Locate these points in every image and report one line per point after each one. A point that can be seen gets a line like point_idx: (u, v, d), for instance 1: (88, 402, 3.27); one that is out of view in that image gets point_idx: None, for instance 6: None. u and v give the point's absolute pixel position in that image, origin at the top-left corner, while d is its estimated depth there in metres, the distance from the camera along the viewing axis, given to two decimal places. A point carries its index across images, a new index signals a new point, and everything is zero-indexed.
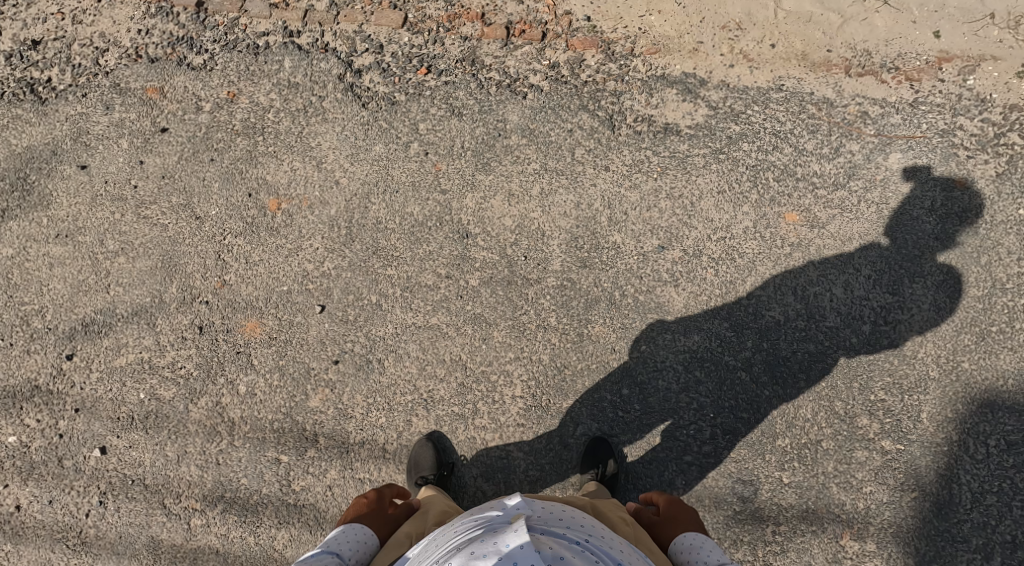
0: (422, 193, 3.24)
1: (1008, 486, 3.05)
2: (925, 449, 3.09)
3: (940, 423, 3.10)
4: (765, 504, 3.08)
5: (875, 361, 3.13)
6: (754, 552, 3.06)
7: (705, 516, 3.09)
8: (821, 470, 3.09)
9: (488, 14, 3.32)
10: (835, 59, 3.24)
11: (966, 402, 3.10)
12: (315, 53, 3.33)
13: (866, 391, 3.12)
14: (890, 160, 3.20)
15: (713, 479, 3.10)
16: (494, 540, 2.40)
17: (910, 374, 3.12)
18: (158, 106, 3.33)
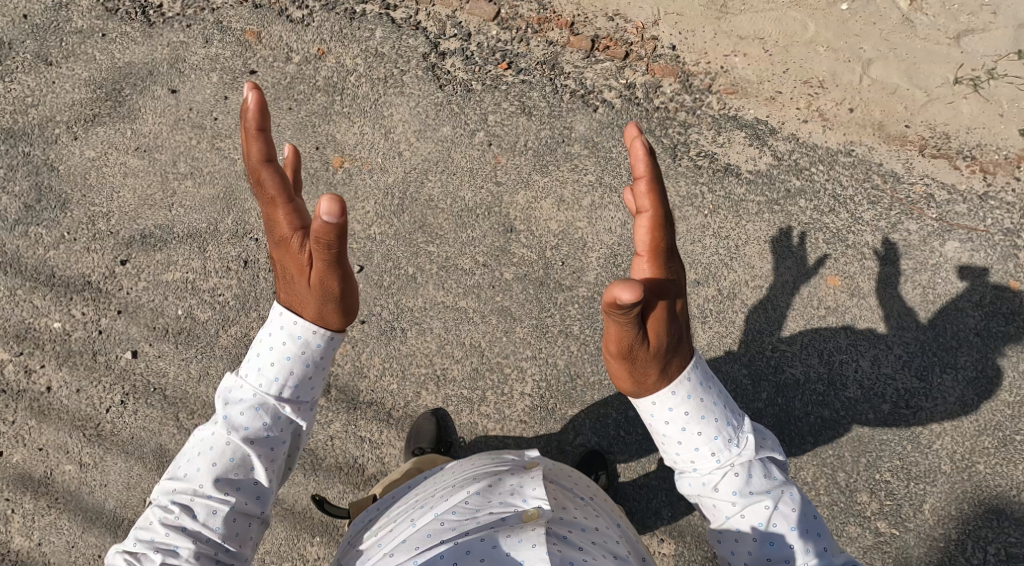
0: (478, 181, 3.33)
1: None
2: (921, 540, 2.96)
3: (942, 518, 2.97)
4: None
5: (887, 442, 3.03)
6: None
7: (684, 551, 3.09)
8: None
9: (577, 24, 3.38)
10: (912, 136, 3.18)
11: (973, 503, 2.97)
12: (406, 29, 3.44)
13: (872, 468, 3.02)
14: (946, 247, 3.12)
15: (699, 517, 3.10)
16: (511, 477, 2.46)
17: (920, 463, 3.01)
18: (252, 49, 3.50)
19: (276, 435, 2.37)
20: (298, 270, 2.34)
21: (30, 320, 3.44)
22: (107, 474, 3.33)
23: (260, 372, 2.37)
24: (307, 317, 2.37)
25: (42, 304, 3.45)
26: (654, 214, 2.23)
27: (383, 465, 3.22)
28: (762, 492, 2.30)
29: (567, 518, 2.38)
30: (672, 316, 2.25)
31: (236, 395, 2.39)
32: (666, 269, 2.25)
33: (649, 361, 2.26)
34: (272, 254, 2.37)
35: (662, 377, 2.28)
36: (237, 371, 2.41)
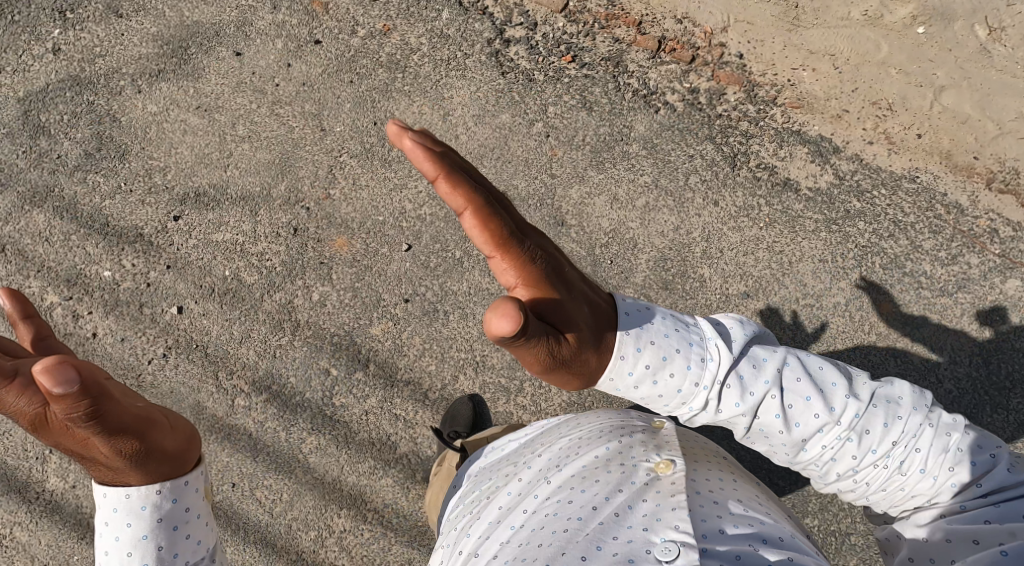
0: (532, 171, 3.31)
1: None
2: None
3: None
4: None
5: None
6: None
7: None
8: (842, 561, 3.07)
9: (645, 24, 3.32)
10: (980, 167, 3.11)
11: None
12: (473, 13, 3.41)
13: None
14: (1006, 285, 3.08)
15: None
16: (639, 434, 2.38)
17: None
18: (318, 19, 3.50)
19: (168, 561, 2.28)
20: (76, 440, 2.15)
21: (81, 267, 3.48)
22: None
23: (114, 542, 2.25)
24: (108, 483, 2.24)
25: (94, 251, 3.48)
26: (474, 207, 2.11)
27: (416, 445, 3.28)
28: (759, 389, 2.22)
29: (698, 475, 2.30)
30: (562, 301, 2.18)
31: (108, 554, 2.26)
32: (522, 252, 2.15)
33: (578, 353, 2.18)
34: (43, 440, 2.15)
35: (599, 357, 2.21)
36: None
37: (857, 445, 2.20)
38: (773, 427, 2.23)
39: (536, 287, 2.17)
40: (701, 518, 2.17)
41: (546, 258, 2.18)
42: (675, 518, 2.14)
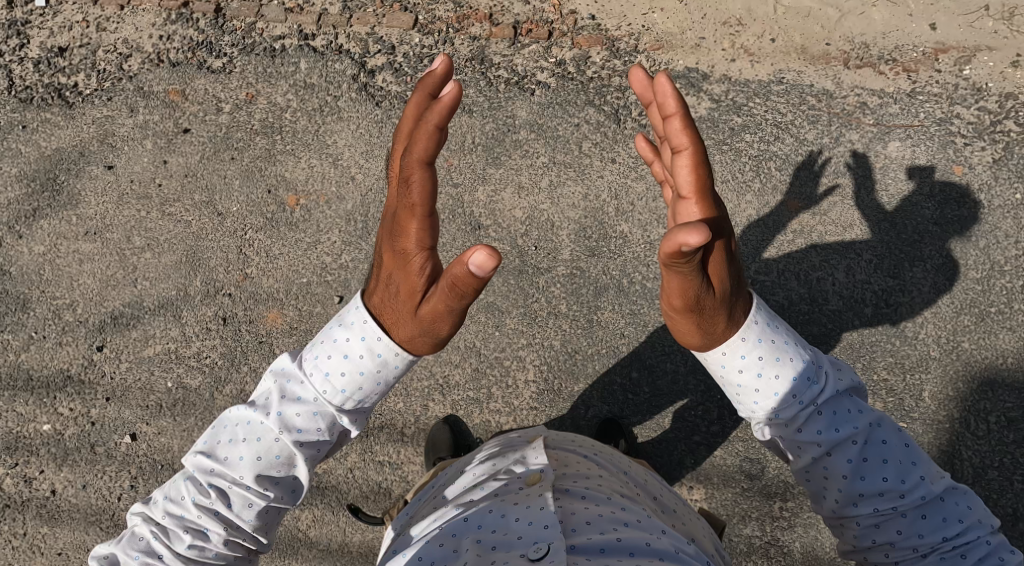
0: (436, 187, 3.37)
1: (1008, 461, 3.00)
2: (928, 426, 3.06)
3: (942, 401, 3.07)
4: (772, 481, 3.07)
5: (878, 343, 3.12)
6: (761, 528, 3.04)
7: (715, 493, 3.08)
8: None
9: (496, 14, 3.43)
10: (834, 52, 3.29)
11: (966, 381, 3.07)
12: (329, 55, 3.46)
13: (868, 372, 3.10)
14: (888, 149, 3.23)
15: (721, 457, 3.10)
16: (511, 459, 2.44)
17: (912, 354, 3.10)
18: (179, 108, 3.47)
19: (211, 514, 2.27)
20: (407, 290, 2.16)
21: (18, 429, 3.33)
22: None
23: (333, 373, 2.26)
24: (399, 342, 2.23)
25: (26, 410, 3.34)
26: (693, 149, 2.09)
27: (408, 484, 3.22)
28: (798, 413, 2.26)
29: (570, 477, 2.36)
30: (722, 236, 2.15)
31: (296, 386, 2.29)
32: (711, 200, 2.14)
33: (717, 308, 2.18)
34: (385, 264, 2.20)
35: (731, 322, 2.22)
36: (338, 322, 2.29)
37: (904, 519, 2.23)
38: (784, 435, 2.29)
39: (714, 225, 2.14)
40: (567, 513, 2.23)
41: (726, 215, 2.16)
42: (542, 520, 2.20)
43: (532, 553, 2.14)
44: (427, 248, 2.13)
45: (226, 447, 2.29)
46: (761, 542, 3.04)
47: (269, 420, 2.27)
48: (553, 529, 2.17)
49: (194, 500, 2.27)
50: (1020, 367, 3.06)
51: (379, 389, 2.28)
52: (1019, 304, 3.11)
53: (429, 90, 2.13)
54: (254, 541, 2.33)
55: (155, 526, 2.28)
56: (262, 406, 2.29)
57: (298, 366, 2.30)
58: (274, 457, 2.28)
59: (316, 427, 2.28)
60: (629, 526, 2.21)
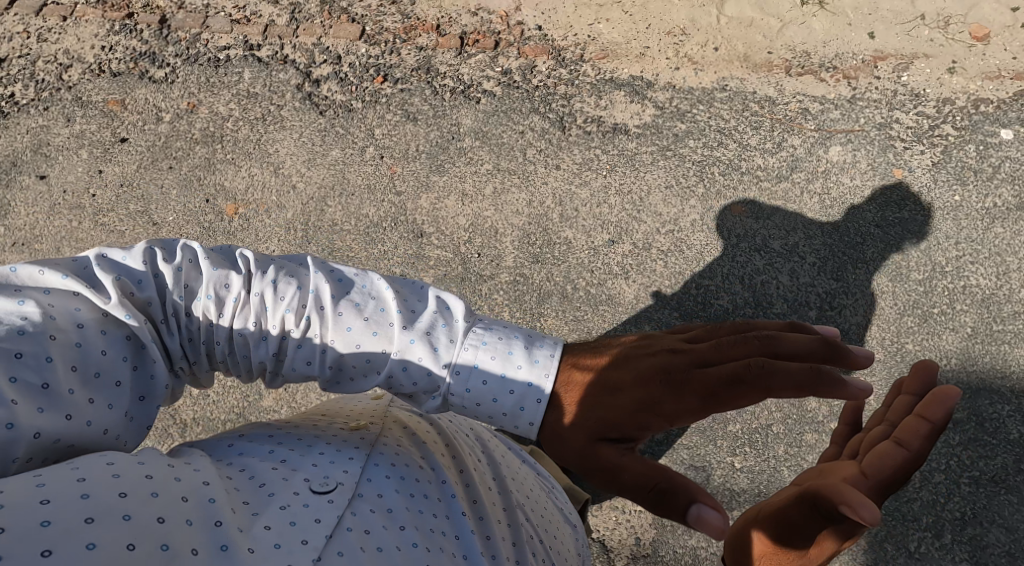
0: (378, 195, 3.31)
1: (957, 463, 2.73)
2: None
3: None
4: (718, 490, 2.84)
5: None
6: (708, 538, 2.82)
7: None
8: (772, 454, 2.87)
9: (443, 26, 3.50)
10: (776, 60, 3.32)
11: None
12: (274, 65, 3.47)
13: None
14: (830, 153, 3.19)
15: (665, 466, 2.89)
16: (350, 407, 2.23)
17: None
18: (118, 117, 3.43)
19: (281, 335, 2.00)
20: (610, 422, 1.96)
21: None
22: None
23: (489, 361, 2.00)
24: (549, 421, 2.00)
25: None
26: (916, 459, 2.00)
27: None
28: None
29: (404, 423, 2.14)
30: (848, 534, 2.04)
31: (443, 333, 2.02)
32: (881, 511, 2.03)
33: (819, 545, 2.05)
34: (654, 366, 1.96)
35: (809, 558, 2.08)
36: (533, 343, 2.03)
37: None
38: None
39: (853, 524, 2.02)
40: (378, 458, 2.01)
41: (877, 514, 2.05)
42: (347, 463, 1.98)
43: (317, 486, 1.93)
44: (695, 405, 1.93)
45: (347, 306, 2.02)
46: (704, 553, 2.81)
47: (400, 336, 2.00)
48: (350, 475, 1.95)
49: (286, 312, 1.99)
50: (965, 367, 2.87)
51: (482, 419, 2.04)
52: (961, 305, 2.95)
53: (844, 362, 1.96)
54: (271, 377, 2.06)
55: (241, 293, 1.98)
56: (410, 320, 2.02)
57: (469, 324, 2.03)
58: (364, 360, 2.01)
59: (416, 381, 2.02)
60: (430, 497, 1.99)
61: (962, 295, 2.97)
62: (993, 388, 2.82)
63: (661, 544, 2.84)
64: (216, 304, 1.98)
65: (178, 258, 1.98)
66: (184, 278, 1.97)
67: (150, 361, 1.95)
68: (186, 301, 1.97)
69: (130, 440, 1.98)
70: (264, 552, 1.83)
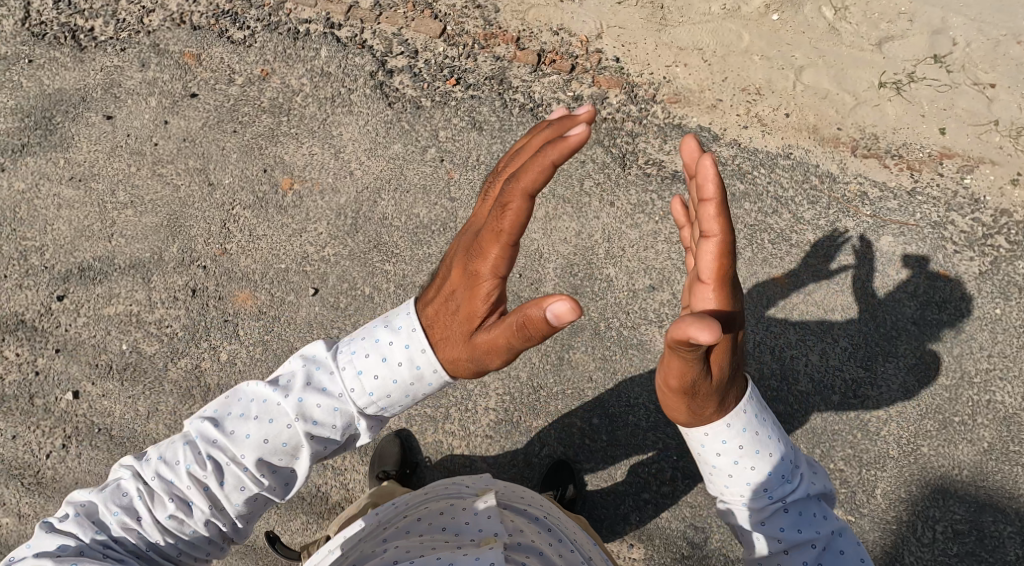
0: (432, 197, 3.35)
1: None
2: (875, 524, 2.96)
3: (893, 502, 2.98)
4: (714, 554, 3.01)
5: (840, 430, 3.06)
6: None
7: (653, 554, 3.04)
8: None
9: (523, 39, 3.48)
10: (844, 137, 3.32)
11: (920, 485, 2.99)
12: (352, 48, 3.48)
13: (826, 458, 3.03)
14: (881, 242, 3.23)
15: (666, 519, 3.06)
16: (465, 513, 2.42)
17: (870, 449, 3.03)
18: (191, 72, 3.49)
19: (218, 476, 2.23)
20: (467, 312, 2.17)
21: None
22: None
23: (365, 359, 2.23)
24: (442, 360, 2.21)
25: None
26: (722, 236, 2.10)
27: (347, 492, 3.14)
28: (798, 479, 2.25)
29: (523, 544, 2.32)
30: (730, 350, 2.17)
31: (321, 379, 2.25)
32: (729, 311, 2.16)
33: (709, 392, 2.17)
34: (456, 268, 2.19)
35: (720, 408, 2.20)
36: (386, 322, 2.26)
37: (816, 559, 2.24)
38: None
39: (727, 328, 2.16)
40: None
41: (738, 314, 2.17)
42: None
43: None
44: (502, 274, 2.13)
45: (235, 421, 2.24)
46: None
47: (286, 404, 2.22)
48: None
49: (188, 468, 2.22)
50: (976, 481, 2.98)
51: (405, 401, 2.26)
52: (982, 418, 3.04)
53: (551, 164, 2.06)
54: (230, 525, 2.29)
55: (141, 486, 2.24)
56: (283, 388, 2.24)
57: (331, 358, 2.26)
58: (280, 446, 2.24)
59: (332, 423, 2.24)
60: None
61: (985, 409, 3.05)
62: (999, 507, 2.96)
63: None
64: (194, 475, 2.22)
65: (72, 513, 2.23)
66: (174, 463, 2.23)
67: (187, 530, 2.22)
68: (103, 530, 2.21)
69: None
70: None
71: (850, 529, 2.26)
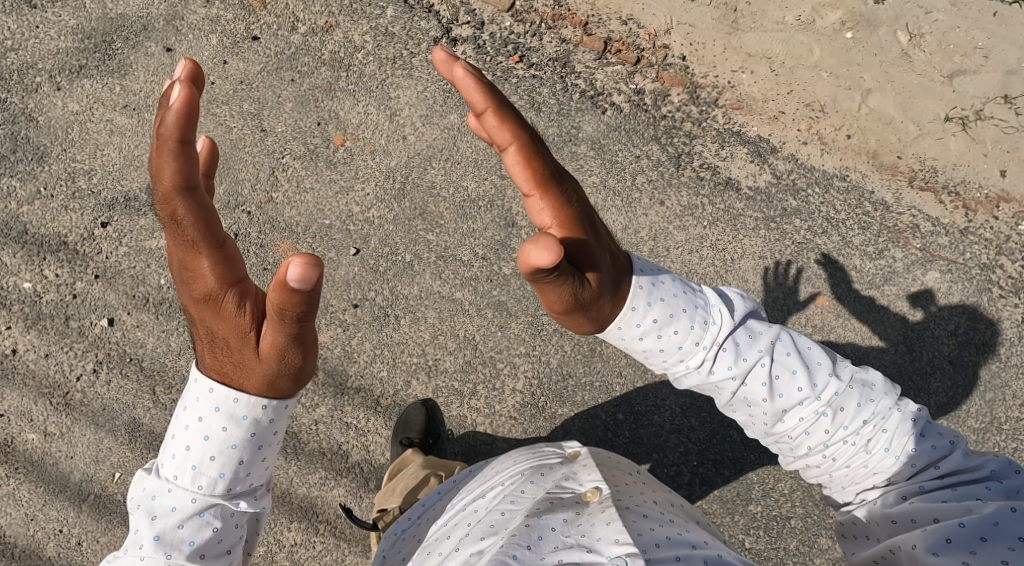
0: (482, 172, 3.34)
1: None
2: None
3: None
4: None
5: None
6: None
7: None
8: (783, 545, 3.07)
9: (591, 25, 3.42)
10: (903, 166, 3.29)
11: None
12: (418, 11, 3.45)
13: None
14: (927, 277, 3.23)
15: None
16: (557, 466, 2.38)
17: None
18: (255, 14, 3.47)
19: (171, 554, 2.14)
20: (236, 333, 2.12)
21: None
22: (74, 445, 3.14)
23: (188, 453, 2.14)
24: (256, 391, 2.14)
25: (12, 261, 3.27)
26: (517, 142, 2.21)
27: (368, 454, 3.17)
28: (718, 317, 2.34)
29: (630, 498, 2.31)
30: (596, 254, 2.25)
31: (164, 502, 2.14)
32: (562, 194, 2.24)
33: (597, 298, 2.25)
34: (191, 308, 2.14)
35: (614, 303, 2.28)
36: (184, 405, 2.17)
37: (830, 420, 2.28)
38: (758, 395, 2.31)
39: (571, 230, 2.24)
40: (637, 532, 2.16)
41: (582, 205, 2.27)
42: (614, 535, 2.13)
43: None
44: (234, 278, 2.12)
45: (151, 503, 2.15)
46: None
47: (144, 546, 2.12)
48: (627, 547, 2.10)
49: None
50: None
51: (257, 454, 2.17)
52: None
53: (172, 129, 2.03)
54: None
55: None
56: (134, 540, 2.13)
57: (161, 480, 2.16)
58: None
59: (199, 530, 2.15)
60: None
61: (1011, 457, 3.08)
62: None
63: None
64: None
65: None
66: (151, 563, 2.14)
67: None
68: None
69: None
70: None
71: (783, 331, 2.35)
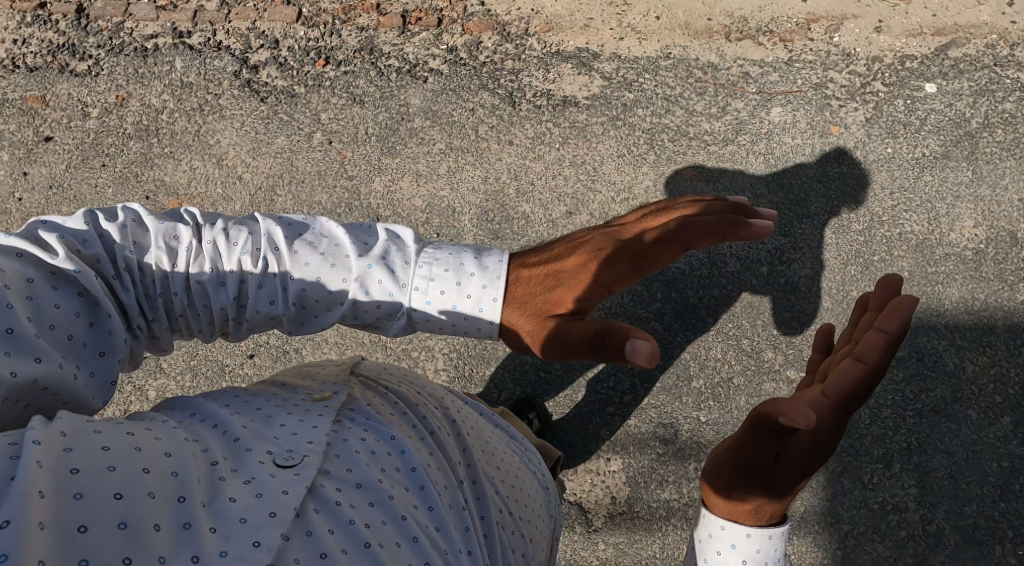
0: (330, 181, 3.22)
1: (899, 397, 3.00)
2: None
3: None
4: (685, 443, 3.03)
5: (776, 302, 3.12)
6: (679, 490, 2.99)
7: (630, 461, 3.04)
8: (734, 405, 3.05)
9: (383, 5, 3.38)
10: (716, 26, 3.36)
11: None
12: (207, 52, 3.33)
13: (769, 327, 3.10)
14: (771, 114, 3.28)
15: (635, 425, 3.07)
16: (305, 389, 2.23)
17: (805, 308, 3.11)
18: (40, 115, 3.30)
19: (241, 280, 2.11)
20: (558, 299, 2.18)
21: None
22: None
23: (451, 271, 2.19)
24: (505, 317, 2.20)
25: None
26: (872, 369, 2.21)
27: None
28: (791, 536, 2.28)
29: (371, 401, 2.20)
30: (790, 462, 2.13)
31: (397, 257, 2.19)
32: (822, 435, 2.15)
33: (759, 488, 2.18)
34: (576, 258, 2.21)
35: (762, 513, 2.22)
36: (479, 252, 2.23)
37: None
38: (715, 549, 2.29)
39: (804, 452, 2.14)
40: (343, 437, 2.06)
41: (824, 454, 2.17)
42: (312, 434, 2.04)
43: (281, 460, 1.97)
44: (608, 285, 2.19)
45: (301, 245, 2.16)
46: (678, 504, 2.98)
47: (356, 262, 2.16)
48: (316, 446, 2.01)
49: (241, 256, 2.11)
50: None
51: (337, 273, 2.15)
52: (899, 251, 3.14)
53: (746, 226, 2.17)
54: (235, 324, 2.16)
55: (192, 244, 2.09)
56: (360, 249, 2.18)
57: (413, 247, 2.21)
58: (326, 295, 2.16)
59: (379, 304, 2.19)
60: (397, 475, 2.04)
61: (901, 242, 3.14)
62: (929, 325, 3.06)
63: (635, 499, 3.01)
64: (174, 254, 2.07)
65: (122, 217, 2.06)
66: (130, 233, 2.05)
67: (107, 318, 2.00)
68: (137, 255, 2.05)
69: (97, 395, 2.03)
70: (229, 527, 1.86)
71: None
